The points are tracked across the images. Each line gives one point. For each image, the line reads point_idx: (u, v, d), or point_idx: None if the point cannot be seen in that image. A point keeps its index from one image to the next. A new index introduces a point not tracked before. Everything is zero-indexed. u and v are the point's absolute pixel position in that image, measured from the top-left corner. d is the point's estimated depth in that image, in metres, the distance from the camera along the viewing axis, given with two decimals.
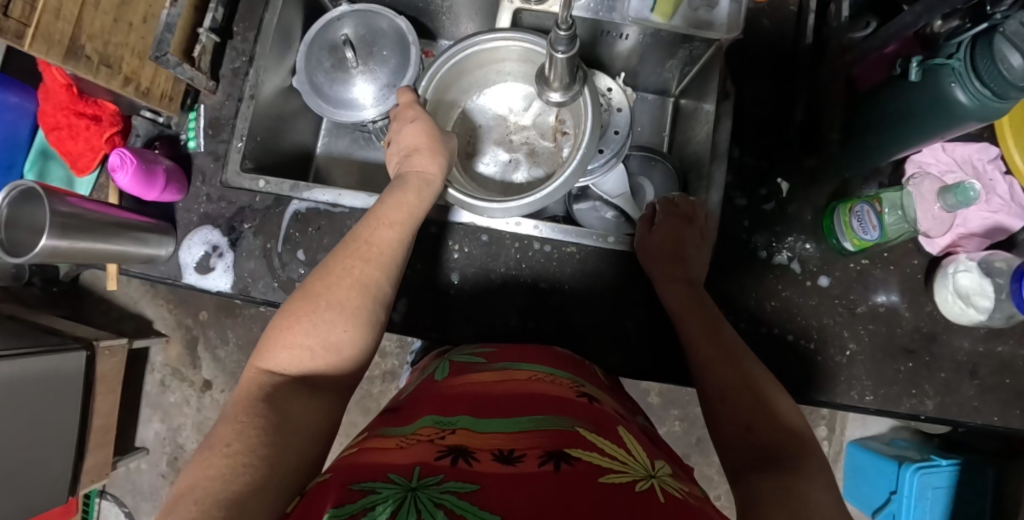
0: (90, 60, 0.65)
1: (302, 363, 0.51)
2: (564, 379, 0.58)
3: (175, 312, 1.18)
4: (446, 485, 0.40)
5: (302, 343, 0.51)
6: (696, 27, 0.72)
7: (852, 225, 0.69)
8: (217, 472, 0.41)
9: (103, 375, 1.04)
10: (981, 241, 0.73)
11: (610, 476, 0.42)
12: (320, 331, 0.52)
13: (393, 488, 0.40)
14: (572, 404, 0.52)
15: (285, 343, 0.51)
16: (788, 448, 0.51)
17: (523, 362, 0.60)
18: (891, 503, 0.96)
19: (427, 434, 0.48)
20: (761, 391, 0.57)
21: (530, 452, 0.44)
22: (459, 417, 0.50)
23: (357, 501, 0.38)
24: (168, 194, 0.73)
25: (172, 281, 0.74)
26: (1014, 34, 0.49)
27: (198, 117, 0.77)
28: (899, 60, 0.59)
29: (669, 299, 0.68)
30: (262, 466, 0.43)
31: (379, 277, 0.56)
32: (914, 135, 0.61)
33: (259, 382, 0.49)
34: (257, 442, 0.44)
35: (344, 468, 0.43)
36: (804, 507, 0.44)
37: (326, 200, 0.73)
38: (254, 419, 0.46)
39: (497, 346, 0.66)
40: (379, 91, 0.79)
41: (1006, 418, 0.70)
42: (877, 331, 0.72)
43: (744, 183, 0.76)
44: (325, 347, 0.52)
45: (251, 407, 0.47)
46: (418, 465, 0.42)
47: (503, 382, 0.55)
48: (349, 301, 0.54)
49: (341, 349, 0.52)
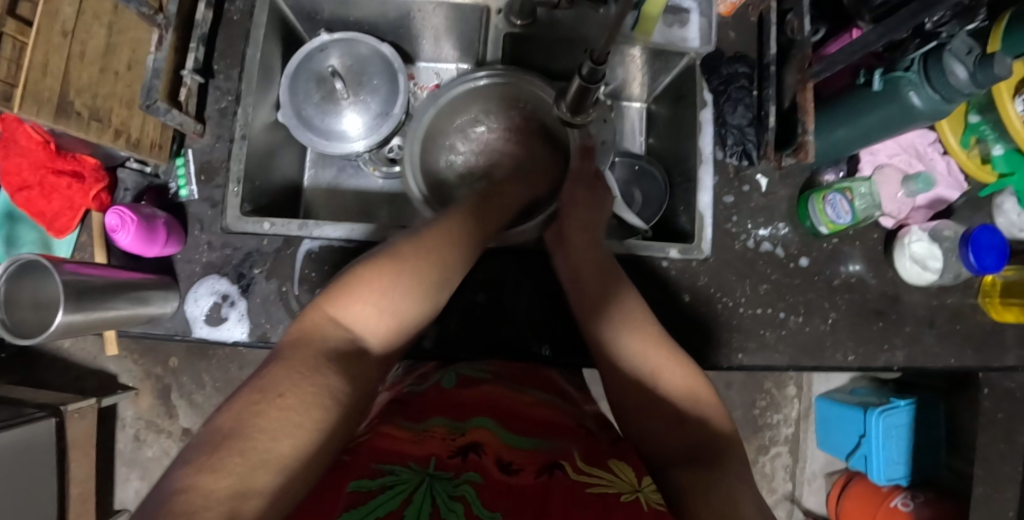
0: (81, 116, 0.59)
1: (367, 324, 0.51)
2: (559, 407, 0.67)
3: (142, 362, 1.09)
4: (457, 479, 0.46)
5: (370, 306, 0.52)
6: (671, 42, 0.79)
7: (825, 211, 0.78)
8: (275, 425, 0.38)
9: (77, 441, 0.96)
10: (926, 213, 0.84)
11: (596, 486, 0.48)
12: (388, 302, 0.53)
13: (410, 473, 0.45)
14: (572, 433, 0.59)
15: (355, 299, 0.51)
16: (714, 444, 0.50)
17: (525, 388, 0.68)
18: (861, 445, 1.10)
19: (441, 434, 0.54)
20: (660, 382, 0.56)
21: (528, 466, 0.51)
22: (469, 425, 0.57)
23: (377, 479, 0.44)
24: (169, 248, 0.69)
25: (181, 337, 0.71)
26: (958, 51, 0.61)
27: (187, 163, 0.72)
28: (863, 71, 0.69)
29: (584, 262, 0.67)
30: (324, 431, 0.40)
31: (444, 277, 0.58)
32: (874, 134, 0.70)
33: (326, 329, 0.49)
34: (312, 398, 0.41)
35: (367, 449, 0.49)
36: (731, 503, 0.43)
37: (338, 236, 0.72)
38: (320, 376, 0.43)
39: (498, 365, 0.74)
40: (370, 121, 0.80)
41: (960, 359, 0.83)
42: (851, 299, 0.83)
43: (727, 179, 0.83)
44: (386, 317, 0.52)
45: (314, 359, 0.45)
46: (433, 459, 0.49)
47: (512, 403, 0.63)
48: (411, 290, 0.54)
49: (401, 321, 0.54)
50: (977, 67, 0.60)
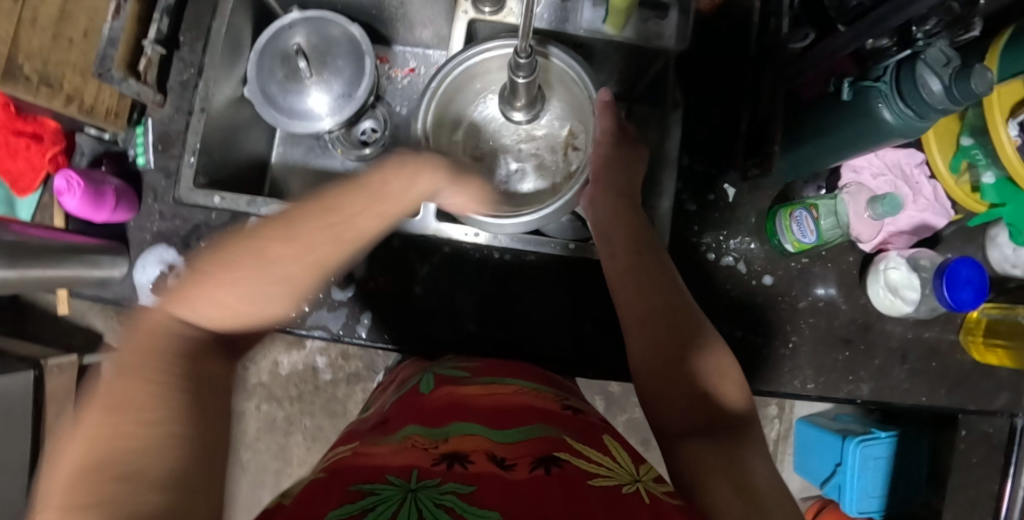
0: (29, 80, 0.63)
1: (220, 320, 0.39)
2: (547, 393, 0.59)
3: (126, 324, 1.13)
4: (445, 487, 0.40)
5: (230, 297, 0.39)
6: (646, 38, 0.75)
7: (791, 229, 0.73)
8: (132, 446, 0.32)
9: (54, 394, 1.01)
10: (909, 239, 0.78)
11: (596, 479, 0.44)
12: (255, 290, 0.39)
13: (392, 489, 0.40)
14: (558, 417, 0.54)
15: (214, 287, 0.38)
16: (732, 423, 0.53)
17: (509, 378, 0.61)
18: (836, 474, 1.06)
19: (420, 442, 0.48)
20: (692, 356, 0.56)
21: (521, 460, 0.45)
22: (450, 426, 0.50)
23: (356, 501, 0.38)
24: (119, 214, 0.71)
25: (127, 302, 0.73)
26: (933, 62, 0.54)
27: (146, 132, 0.74)
28: (834, 81, 0.64)
29: (614, 237, 0.65)
30: (193, 437, 0.34)
31: (369, 231, 0.44)
32: (847, 147, 0.65)
33: (168, 330, 0.37)
34: (160, 414, 0.33)
35: (342, 469, 0.44)
36: (750, 477, 0.47)
37: (285, 215, 0.71)
38: (169, 383, 0.35)
39: (482, 361, 0.66)
40: (334, 101, 0.79)
41: (932, 397, 0.78)
42: (817, 323, 0.78)
43: (694, 187, 0.79)
44: (249, 305, 0.40)
45: (163, 364, 0.36)
46: (415, 469, 0.43)
47: (489, 396, 0.56)
48: (288, 272, 0.40)
49: (269, 312, 0.41)
50: (953, 80, 0.53)
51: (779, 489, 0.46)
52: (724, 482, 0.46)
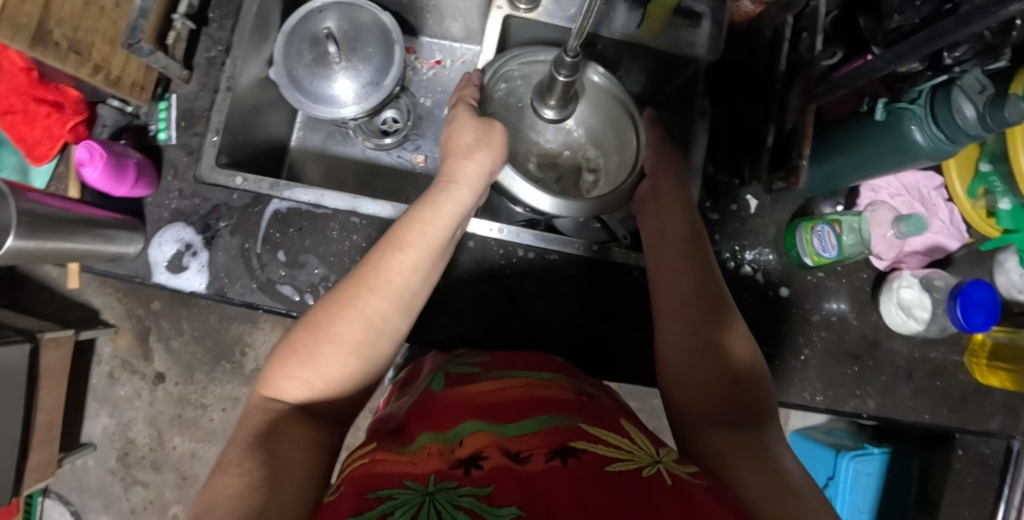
0: (59, 46, 0.63)
1: (299, 394, 0.51)
2: (563, 381, 0.58)
3: (125, 302, 1.11)
4: (462, 490, 0.42)
5: (296, 375, 0.51)
6: (675, 45, 0.77)
7: (812, 243, 0.75)
8: (234, 491, 0.40)
9: (49, 368, 0.98)
10: (921, 259, 0.80)
11: (616, 464, 0.44)
12: (318, 364, 0.51)
13: (410, 493, 0.41)
14: (572, 404, 0.53)
15: (284, 374, 0.51)
16: (756, 411, 0.53)
17: (518, 370, 0.61)
18: (827, 488, 1.07)
19: (435, 448, 0.49)
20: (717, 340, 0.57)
21: (536, 451, 0.46)
22: (460, 425, 0.51)
23: (377, 507, 0.40)
24: (138, 189, 0.70)
25: (140, 280, 0.71)
26: (968, 88, 0.56)
27: (170, 107, 0.73)
28: (867, 99, 0.65)
29: (669, 218, 0.66)
30: (276, 484, 0.42)
31: (403, 286, 0.56)
32: (875, 164, 0.66)
33: (264, 411, 0.49)
34: (252, 470, 0.42)
35: (357, 479, 0.45)
36: (779, 468, 0.46)
37: (309, 201, 0.72)
38: (252, 444, 0.45)
39: (492, 354, 0.67)
40: (361, 89, 0.78)
41: (935, 416, 0.80)
42: (828, 337, 0.79)
43: (716, 196, 0.80)
44: (322, 379, 0.51)
45: (255, 433, 0.46)
46: (433, 474, 0.45)
47: (502, 390, 0.56)
48: (352, 335, 0.52)
49: (339, 379, 0.52)
50: (986, 106, 0.55)
51: (804, 483, 0.45)
52: (752, 471, 0.46)
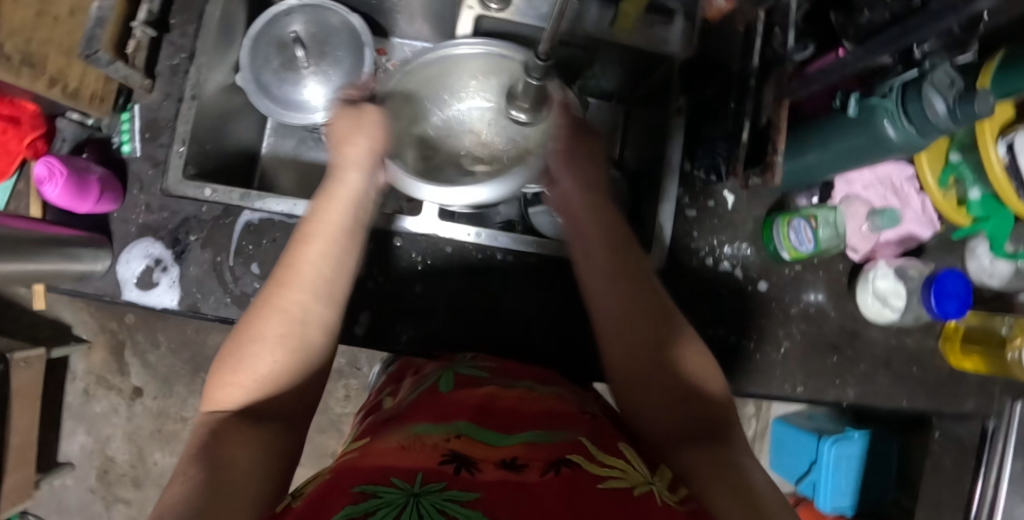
0: (10, 60, 0.62)
1: (240, 397, 0.50)
2: (567, 396, 0.59)
3: (97, 316, 1.08)
4: (449, 492, 0.40)
5: (234, 380, 0.50)
6: (650, 42, 0.78)
7: (789, 237, 0.75)
8: (178, 498, 0.38)
9: (20, 389, 0.96)
10: (895, 249, 0.80)
11: (610, 482, 0.44)
12: (247, 366, 0.50)
13: (397, 492, 0.39)
14: (573, 421, 0.53)
15: (224, 383, 0.50)
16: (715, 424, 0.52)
17: (525, 382, 0.60)
18: (811, 473, 1.08)
19: (430, 440, 0.47)
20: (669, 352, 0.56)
21: (533, 462, 0.45)
22: (460, 425, 0.49)
23: (361, 504, 0.38)
24: (103, 205, 0.68)
25: (109, 299, 0.69)
26: (938, 82, 0.56)
27: (132, 119, 0.71)
28: (840, 94, 0.65)
29: (585, 224, 0.64)
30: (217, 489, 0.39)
31: (312, 269, 0.55)
32: (848, 159, 0.66)
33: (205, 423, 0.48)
34: (193, 480, 0.39)
35: (347, 471, 0.43)
36: (749, 483, 0.44)
37: (281, 211, 0.69)
38: (190, 454, 0.43)
39: (499, 362, 0.65)
40: (330, 93, 0.77)
41: (912, 402, 0.81)
42: (807, 329, 0.80)
43: (693, 193, 0.80)
44: (255, 378, 0.50)
45: (195, 442, 0.45)
46: (422, 471, 0.42)
47: (508, 399, 0.55)
48: (273, 331, 0.52)
49: (276, 378, 0.51)
50: (956, 100, 0.55)
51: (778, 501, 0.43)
52: (724, 487, 0.43)
